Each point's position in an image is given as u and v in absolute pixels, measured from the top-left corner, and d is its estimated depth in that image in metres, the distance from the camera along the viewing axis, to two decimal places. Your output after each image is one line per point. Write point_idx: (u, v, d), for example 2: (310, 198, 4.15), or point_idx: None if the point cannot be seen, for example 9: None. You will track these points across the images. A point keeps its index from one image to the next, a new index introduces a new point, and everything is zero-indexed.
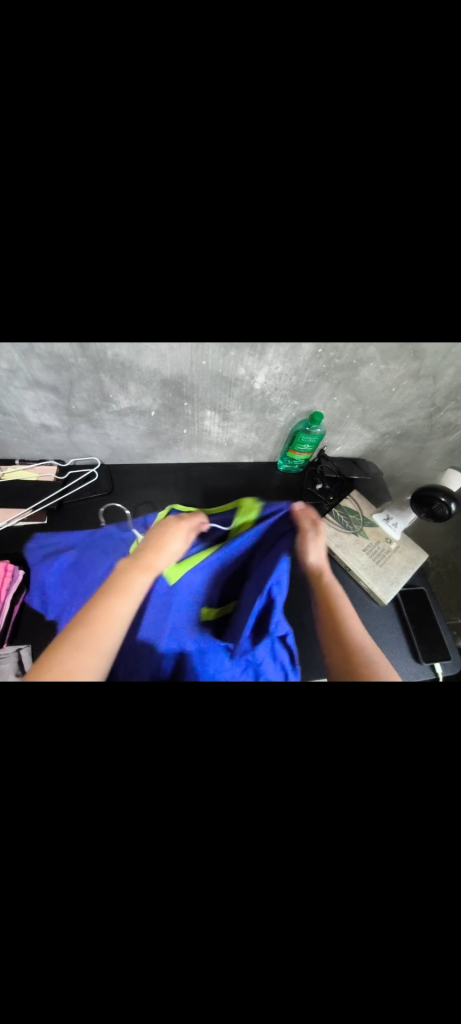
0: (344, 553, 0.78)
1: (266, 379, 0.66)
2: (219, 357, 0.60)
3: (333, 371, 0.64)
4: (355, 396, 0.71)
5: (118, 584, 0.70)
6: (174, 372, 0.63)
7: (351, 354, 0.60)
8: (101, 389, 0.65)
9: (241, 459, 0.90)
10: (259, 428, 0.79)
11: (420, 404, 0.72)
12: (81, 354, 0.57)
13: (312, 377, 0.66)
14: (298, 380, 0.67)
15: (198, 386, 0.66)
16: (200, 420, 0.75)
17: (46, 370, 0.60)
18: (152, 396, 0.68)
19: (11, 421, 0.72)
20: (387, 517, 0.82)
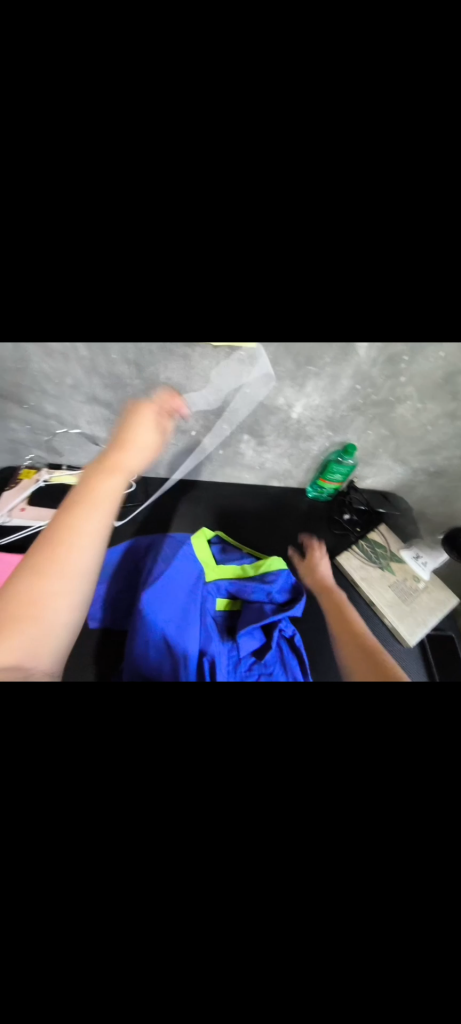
0: (369, 586, 0.77)
1: (303, 409, 0.69)
2: (260, 383, 0.64)
3: (369, 405, 0.66)
4: (390, 430, 0.71)
5: (83, 495, 0.58)
6: (217, 395, 0.66)
7: (388, 390, 0.63)
8: (148, 405, 0.71)
9: (271, 483, 0.90)
10: (291, 454, 0.81)
11: (456, 444, 0.71)
12: (137, 373, 0.64)
13: (347, 409, 0.68)
14: (334, 412, 0.69)
15: (237, 410, 0.70)
16: (236, 438, 0.78)
17: (104, 387, 0.68)
18: (194, 417, 0.72)
19: (64, 429, 0.79)
20: (416, 553, 0.80)
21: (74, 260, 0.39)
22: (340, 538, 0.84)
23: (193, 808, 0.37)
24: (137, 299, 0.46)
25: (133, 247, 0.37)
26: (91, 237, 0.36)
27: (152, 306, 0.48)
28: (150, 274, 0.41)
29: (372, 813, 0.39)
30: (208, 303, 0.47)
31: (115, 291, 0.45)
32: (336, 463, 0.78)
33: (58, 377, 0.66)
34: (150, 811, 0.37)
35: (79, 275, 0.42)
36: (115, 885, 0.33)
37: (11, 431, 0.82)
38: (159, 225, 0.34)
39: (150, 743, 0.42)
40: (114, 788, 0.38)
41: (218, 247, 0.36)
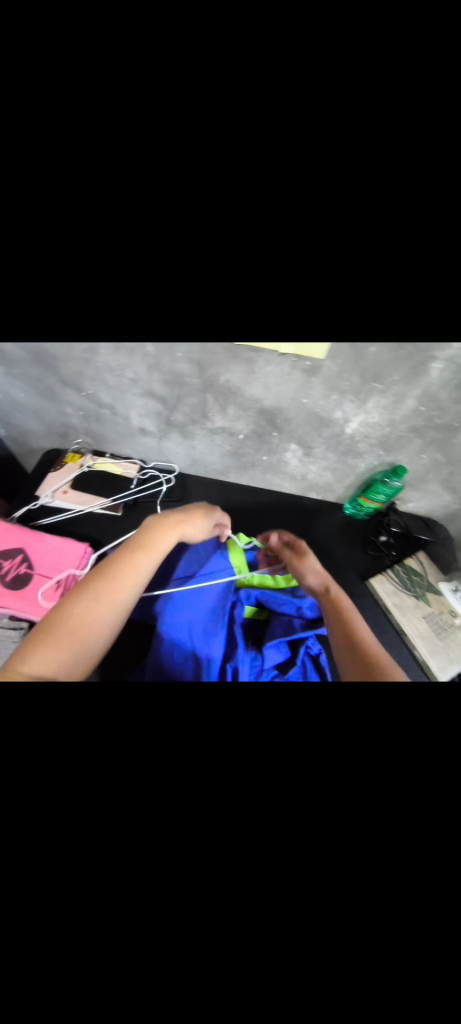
0: (401, 613, 0.75)
1: (359, 425, 0.67)
2: (319, 393, 0.62)
3: (430, 428, 0.63)
4: (445, 455, 0.68)
5: (146, 538, 0.67)
6: (271, 399, 0.65)
7: (453, 415, 0.60)
8: (202, 406, 0.70)
9: (309, 494, 0.89)
10: (336, 468, 0.79)
11: None
12: (196, 374, 0.64)
13: (405, 430, 0.65)
14: (390, 431, 0.66)
15: (290, 419, 0.69)
16: (280, 449, 0.77)
17: (161, 384, 0.68)
18: (246, 421, 0.71)
19: (116, 420, 0.79)
20: (455, 586, 0.77)
21: (175, 260, 0.40)
22: (374, 561, 0.81)
23: (224, 809, 0.37)
24: (221, 300, 0.46)
25: (226, 245, 0.37)
26: (201, 232, 0.37)
27: (232, 311, 0.48)
28: (244, 277, 0.42)
29: (410, 881, 0.31)
30: (289, 306, 0.46)
31: (203, 295, 0.45)
32: (381, 483, 0.76)
33: (120, 370, 0.66)
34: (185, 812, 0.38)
35: (173, 276, 0.42)
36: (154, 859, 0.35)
37: (63, 416, 0.81)
38: (258, 224, 0.35)
39: (176, 746, 0.41)
40: (143, 787, 0.38)
41: (320, 247, 0.37)
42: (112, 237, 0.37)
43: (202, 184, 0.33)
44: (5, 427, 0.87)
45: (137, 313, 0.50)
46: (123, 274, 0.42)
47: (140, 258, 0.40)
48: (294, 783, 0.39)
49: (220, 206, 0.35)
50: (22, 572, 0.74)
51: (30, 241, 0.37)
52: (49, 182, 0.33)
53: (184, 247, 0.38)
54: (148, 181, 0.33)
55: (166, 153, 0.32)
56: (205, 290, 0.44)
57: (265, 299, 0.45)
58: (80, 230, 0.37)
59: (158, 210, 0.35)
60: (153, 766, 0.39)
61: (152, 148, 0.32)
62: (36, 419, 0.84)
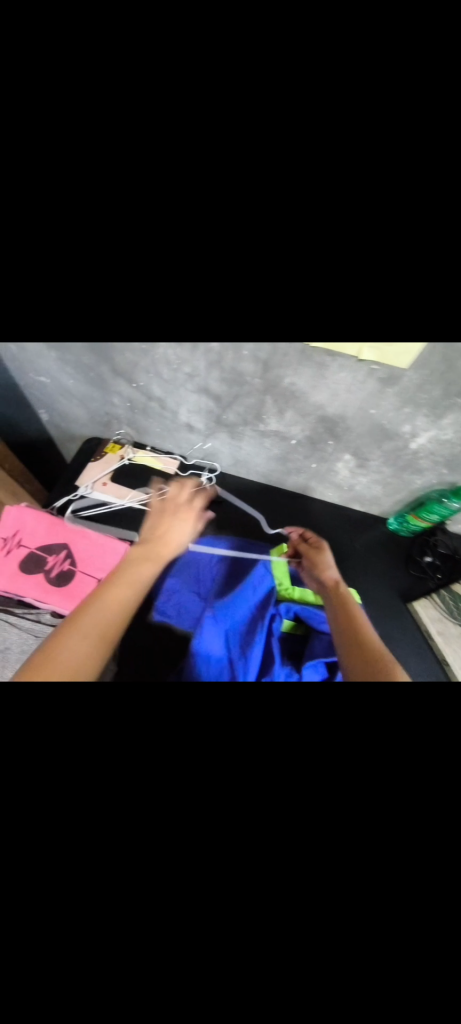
0: (444, 639, 0.69)
1: (427, 441, 0.58)
2: (391, 404, 0.54)
3: None
4: None
5: (121, 573, 0.62)
6: (336, 404, 0.57)
7: None
8: (258, 408, 0.61)
9: (351, 505, 0.80)
10: (388, 482, 0.69)
11: None
12: (259, 374, 0.55)
13: None
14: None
15: (355, 429, 0.59)
16: (332, 459, 0.67)
17: (215, 380, 0.58)
18: (302, 425, 0.62)
19: (164, 417, 0.71)
20: None
21: (271, 240, 0.31)
22: (415, 581, 0.74)
23: (265, 836, 0.38)
24: (314, 294, 0.38)
25: (335, 242, 0.31)
26: (314, 198, 0.28)
27: (323, 308, 0.40)
28: (352, 265, 0.33)
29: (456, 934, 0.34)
30: (394, 304, 0.38)
31: (293, 288, 0.37)
32: (436, 504, 0.66)
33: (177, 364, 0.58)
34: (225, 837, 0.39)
35: (263, 263, 0.34)
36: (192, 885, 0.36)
37: (109, 407, 0.73)
38: (382, 216, 0.29)
39: (223, 793, 0.41)
40: (190, 832, 0.39)
41: (429, 249, 0.30)
42: (198, 206, 0.29)
43: (329, 131, 0.25)
44: (48, 413, 0.80)
45: (208, 307, 0.42)
46: (202, 260, 0.34)
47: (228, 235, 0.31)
48: (335, 826, 0.39)
49: (347, 162, 0.26)
50: (66, 570, 0.74)
51: (97, 211, 0.29)
52: (133, 129, 0.25)
53: (287, 219, 0.30)
54: (260, 122, 0.25)
55: (309, 76, 0.24)
56: (298, 281, 0.36)
57: (368, 293, 0.37)
58: (160, 198, 0.28)
59: (266, 167, 0.27)
60: (199, 808, 0.40)
61: (279, 72, 0.24)
62: (81, 409, 0.76)
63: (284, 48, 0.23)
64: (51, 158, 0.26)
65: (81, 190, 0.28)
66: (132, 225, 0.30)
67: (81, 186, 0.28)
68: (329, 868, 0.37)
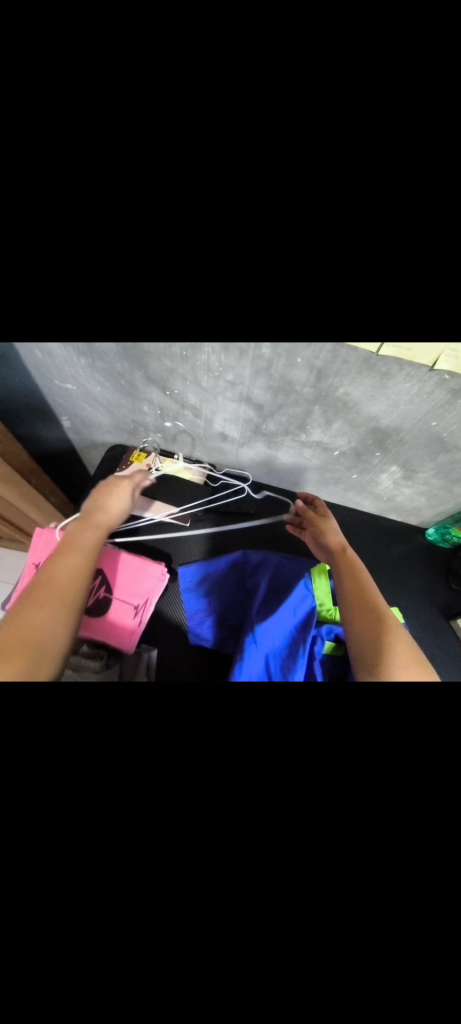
0: None
1: None
2: (456, 417, 0.45)
3: None
4: None
5: (64, 546, 0.58)
6: (393, 417, 0.49)
7: None
8: (302, 418, 0.55)
9: (390, 514, 0.67)
10: (434, 493, 0.58)
11: None
12: (307, 382, 0.48)
13: None
14: None
15: (407, 440, 0.51)
16: (374, 473, 0.60)
17: (258, 387, 0.52)
18: (349, 436, 0.55)
19: (196, 424, 0.65)
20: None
21: (361, 230, 0.28)
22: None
23: (357, 914, 0.29)
24: (408, 282, 0.31)
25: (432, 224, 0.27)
26: (411, 190, 0.26)
27: (412, 307, 0.33)
28: (456, 253, 0.28)
29: None
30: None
31: (381, 274, 0.31)
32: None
33: (219, 369, 0.51)
34: (300, 914, 0.29)
35: (350, 248, 0.29)
36: (261, 947, 0.29)
37: (137, 414, 0.69)
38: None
39: (293, 931, 0.29)
40: (250, 972, 0.29)
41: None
42: (282, 207, 0.28)
43: (417, 152, 0.25)
44: (70, 421, 0.77)
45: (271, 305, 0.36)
46: (278, 246, 0.30)
47: (311, 218, 0.28)
48: (444, 923, 0.28)
49: (438, 167, 0.25)
50: (101, 594, 0.62)
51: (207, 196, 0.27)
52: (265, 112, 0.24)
53: (377, 212, 0.27)
54: (348, 155, 0.26)
55: None
56: (389, 267, 0.30)
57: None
58: (248, 199, 0.27)
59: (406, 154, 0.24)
60: (260, 946, 0.29)
61: None
62: (105, 413, 0.72)
63: (375, 108, 0.25)
64: (161, 166, 0.26)
65: (155, 181, 0.27)
66: (213, 229, 0.29)
67: (167, 192, 0.27)
68: (444, 964, 0.27)
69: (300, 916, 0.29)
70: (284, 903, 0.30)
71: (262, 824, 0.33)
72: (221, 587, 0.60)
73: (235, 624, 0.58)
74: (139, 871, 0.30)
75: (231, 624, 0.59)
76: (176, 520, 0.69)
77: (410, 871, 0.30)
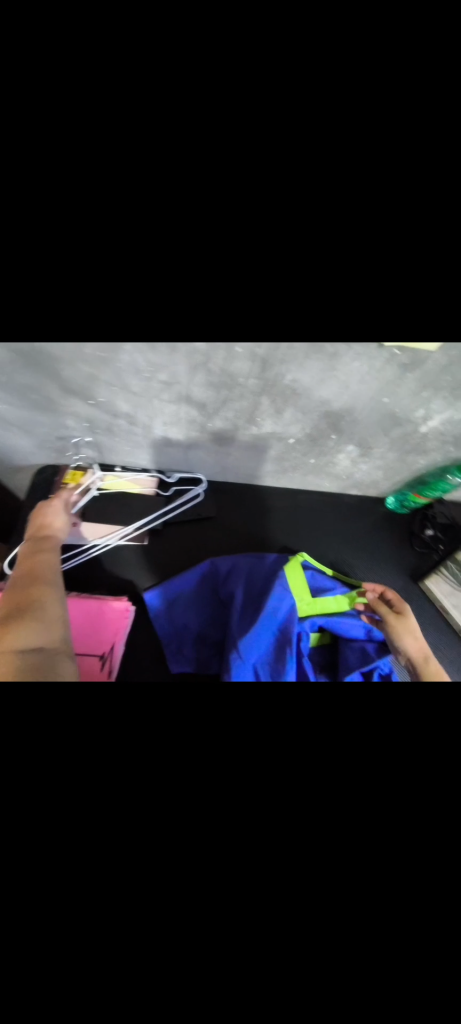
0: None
1: (444, 421, 0.48)
2: (408, 390, 0.44)
3: None
4: None
5: (36, 546, 0.54)
6: (345, 399, 0.47)
7: None
8: (252, 410, 0.51)
9: (351, 491, 0.67)
10: (391, 467, 0.59)
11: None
12: (252, 373, 0.45)
13: None
14: None
15: (360, 420, 0.50)
16: (331, 455, 0.59)
17: (201, 385, 0.48)
18: (303, 424, 0.53)
19: (133, 433, 0.58)
20: None
21: (305, 211, 0.27)
22: (423, 560, 0.63)
23: (409, 919, 0.28)
24: (357, 244, 0.29)
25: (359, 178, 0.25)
26: None
27: (360, 276, 0.32)
28: (381, 204, 0.26)
29: None
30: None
31: (329, 239, 0.29)
32: (441, 482, 0.58)
33: (149, 370, 0.46)
34: (349, 945, 0.28)
35: (295, 221, 0.28)
36: (321, 975, 0.28)
37: (61, 430, 0.59)
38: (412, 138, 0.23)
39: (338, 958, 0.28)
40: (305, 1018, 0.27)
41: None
42: None
43: (354, 137, 0.25)
44: None
45: (207, 268, 0.32)
46: None
47: (253, 203, 0.27)
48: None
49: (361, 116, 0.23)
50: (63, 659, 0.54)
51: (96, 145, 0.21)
52: None
53: (320, 188, 0.26)
54: (287, 144, 0.25)
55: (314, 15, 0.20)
56: (341, 231, 0.29)
57: (429, 239, 0.29)
58: None
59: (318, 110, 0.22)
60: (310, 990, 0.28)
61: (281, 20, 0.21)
62: (23, 434, 0.61)
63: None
64: (103, 153, 0.25)
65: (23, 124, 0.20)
66: (150, 202, 0.28)
67: None
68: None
69: (350, 950, 0.28)
70: (330, 946, 0.28)
71: (292, 856, 0.29)
72: (192, 602, 0.57)
73: (217, 638, 0.56)
74: (181, 929, 0.28)
75: (210, 640, 0.56)
76: (130, 536, 0.63)
77: (439, 845, 0.30)
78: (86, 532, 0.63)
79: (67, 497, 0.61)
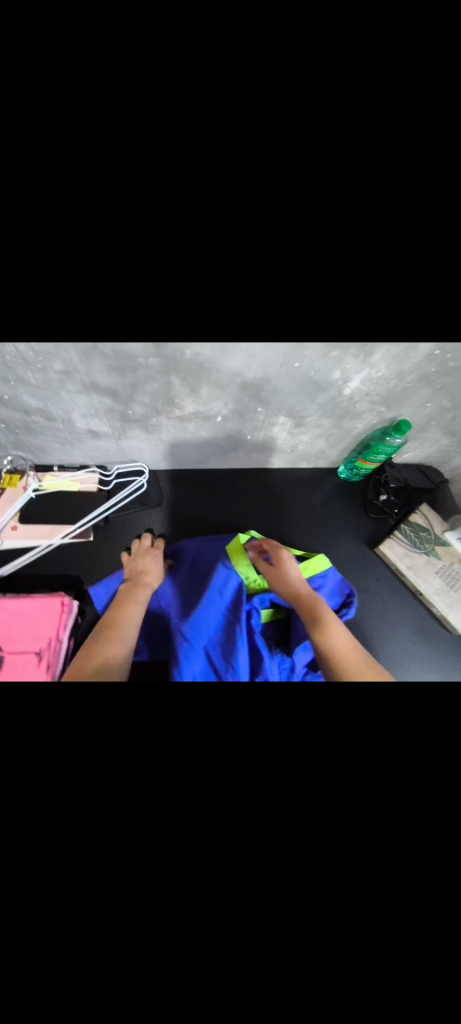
0: (415, 575, 0.55)
1: (363, 383, 0.48)
2: (317, 354, 0.43)
3: (438, 381, 0.47)
4: (453, 404, 0.51)
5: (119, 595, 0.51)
6: (257, 370, 0.46)
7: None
8: (166, 392, 0.49)
9: (299, 465, 0.67)
10: (330, 434, 0.59)
11: None
12: (153, 352, 0.43)
13: (413, 382, 0.48)
14: (394, 384, 0.48)
15: (281, 389, 0.49)
16: (266, 427, 0.57)
17: (107, 373, 0.46)
18: (224, 400, 0.51)
19: (59, 429, 0.57)
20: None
21: (104, 176, 0.25)
22: (377, 525, 0.63)
23: (337, 866, 0.29)
24: (148, 188, 0.26)
25: (177, 160, 0.24)
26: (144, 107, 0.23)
27: (222, 252, 0.30)
28: (209, 171, 0.25)
29: None
30: (316, 221, 0.27)
31: (172, 215, 0.27)
32: (382, 444, 0.56)
33: (43, 360, 0.44)
34: (281, 915, 0.27)
35: (98, 187, 0.25)
36: (250, 961, 0.27)
37: None
38: (215, 126, 0.23)
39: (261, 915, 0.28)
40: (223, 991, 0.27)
41: (364, 189, 0.25)
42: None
43: None
44: None
45: (42, 252, 0.30)
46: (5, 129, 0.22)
47: (74, 180, 0.25)
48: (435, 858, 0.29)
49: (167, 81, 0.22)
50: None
51: None
52: None
53: (139, 161, 0.24)
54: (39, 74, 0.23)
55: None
56: (178, 209, 0.26)
57: (279, 206, 0.26)
58: None
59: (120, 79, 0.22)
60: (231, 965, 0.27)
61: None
62: None
63: (62, 33, 0.21)
64: None
65: None
66: None
67: None
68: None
69: (279, 919, 0.27)
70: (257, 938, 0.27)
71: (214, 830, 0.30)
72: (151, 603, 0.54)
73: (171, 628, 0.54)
74: (84, 922, 0.26)
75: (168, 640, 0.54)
76: (72, 534, 0.61)
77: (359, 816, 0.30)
78: (26, 536, 0.60)
79: (18, 497, 0.62)
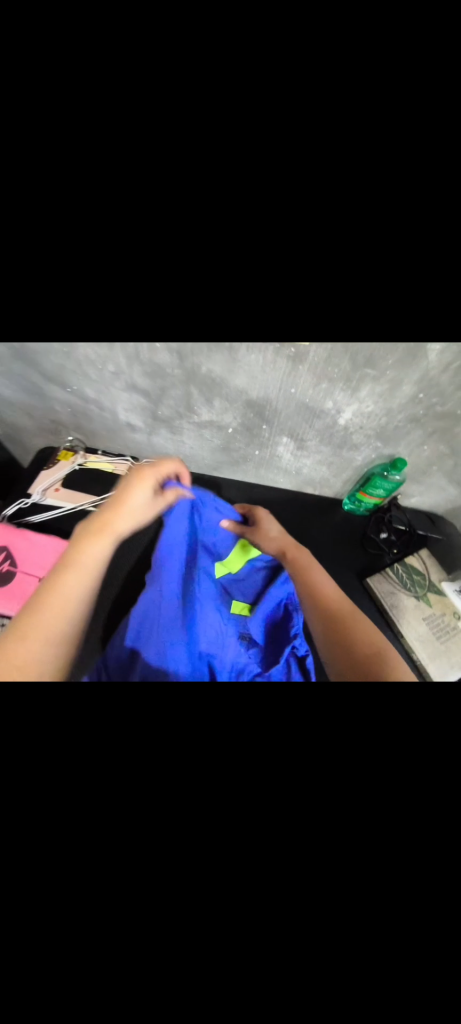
0: (399, 614, 0.58)
1: (354, 416, 0.53)
2: (310, 384, 0.50)
3: (430, 420, 0.51)
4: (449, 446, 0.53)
5: (65, 558, 0.52)
6: (259, 391, 0.54)
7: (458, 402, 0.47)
8: (187, 399, 0.59)
9: (304, 487, 0.72)
10: (332, 461, 0.63)
11: None
12: (178, 364, 0.52)
13: (404, 421, 0.52)
14: (388, 421, 0.53)
15: (280, 412, 0.56)
16: (271, 446, 0.64)
17: (143, 378, 0.57)
18: (233, 413, 0.59)
19: (106, 419, 0.70)
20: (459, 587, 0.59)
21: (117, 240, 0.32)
22: (371, 559, 0.64)
23: None
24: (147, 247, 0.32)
25: (145, 234, 0.27)
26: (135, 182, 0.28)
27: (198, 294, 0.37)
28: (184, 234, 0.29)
29: None
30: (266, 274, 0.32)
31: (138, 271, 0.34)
32: (380, 477, 0.60)
33: (100, 362, 0.56)
34: (110, 917, 0.23)
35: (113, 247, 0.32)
36: (83, 944, 0.23)
37: (52, 413, 0.73)
38: (173, 205, 0.25)
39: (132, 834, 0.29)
40: None
41: (334, 252, 0.28)
42: None
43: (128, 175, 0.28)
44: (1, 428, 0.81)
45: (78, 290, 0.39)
46: None
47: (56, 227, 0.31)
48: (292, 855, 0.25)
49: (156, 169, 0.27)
50: (5, 572, 0.65)
51: None
52: None
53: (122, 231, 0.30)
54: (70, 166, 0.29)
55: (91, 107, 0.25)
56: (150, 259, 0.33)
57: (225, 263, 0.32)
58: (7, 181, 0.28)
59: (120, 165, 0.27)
60: None
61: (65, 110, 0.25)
62: (26, 415, 0.75)
63: None
64: None
65: None
66: None
67: None
68: None
69: (113, 920, 0.23)
70: None
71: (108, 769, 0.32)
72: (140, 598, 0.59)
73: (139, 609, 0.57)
74: None
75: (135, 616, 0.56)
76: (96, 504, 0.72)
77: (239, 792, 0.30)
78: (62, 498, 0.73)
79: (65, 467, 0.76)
